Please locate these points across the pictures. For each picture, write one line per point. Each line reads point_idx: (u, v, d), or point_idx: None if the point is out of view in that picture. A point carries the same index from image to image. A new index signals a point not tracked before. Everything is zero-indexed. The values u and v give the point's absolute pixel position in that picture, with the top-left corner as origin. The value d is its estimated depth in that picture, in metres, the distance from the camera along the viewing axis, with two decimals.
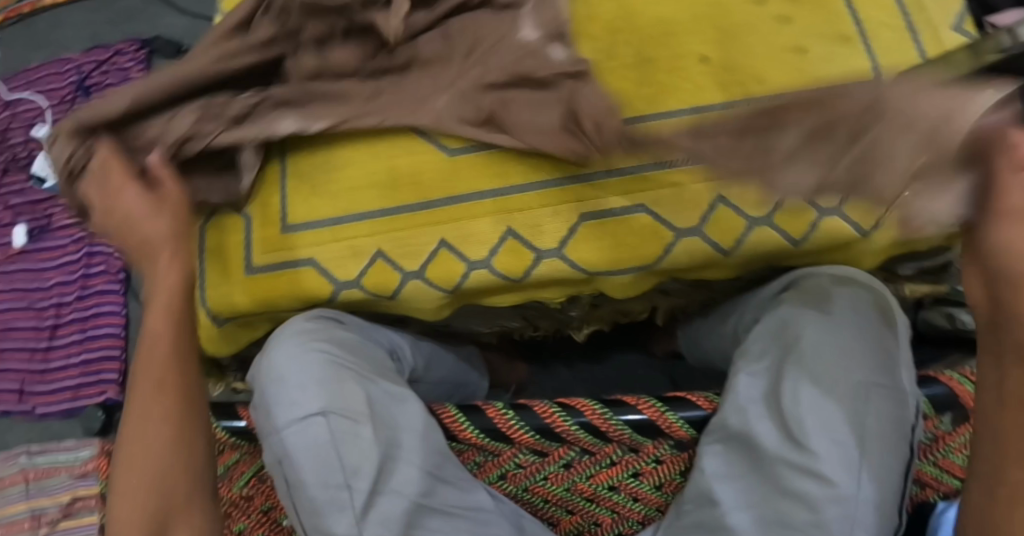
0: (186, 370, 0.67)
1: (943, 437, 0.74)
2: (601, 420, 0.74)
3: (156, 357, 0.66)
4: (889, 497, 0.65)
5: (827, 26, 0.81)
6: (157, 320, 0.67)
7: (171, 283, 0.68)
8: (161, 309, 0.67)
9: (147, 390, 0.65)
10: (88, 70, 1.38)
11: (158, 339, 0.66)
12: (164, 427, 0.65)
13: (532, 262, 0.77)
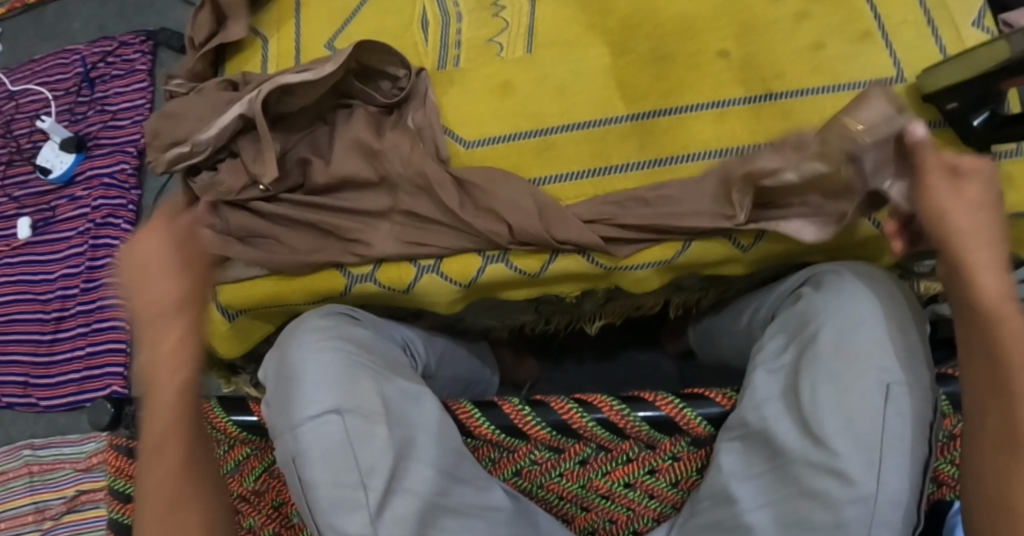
0: (197, 459, 0.64)
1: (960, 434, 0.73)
2: (619, 416, 0.74)
3: (166, 387, 0.62)
4: (910, 496, 0.65)
5: (848, 22, 0.80)
6: (164, 383, 0.62)
7: (177, 374, 0.62)
8: (164, 396, 0.62)
9: (159, 496, 0.62)
10: (93, 62, 1.37)
11: (161, 417, 0.63)
12: (178, 517, 0.62)
13: (549, 257, 0.77)
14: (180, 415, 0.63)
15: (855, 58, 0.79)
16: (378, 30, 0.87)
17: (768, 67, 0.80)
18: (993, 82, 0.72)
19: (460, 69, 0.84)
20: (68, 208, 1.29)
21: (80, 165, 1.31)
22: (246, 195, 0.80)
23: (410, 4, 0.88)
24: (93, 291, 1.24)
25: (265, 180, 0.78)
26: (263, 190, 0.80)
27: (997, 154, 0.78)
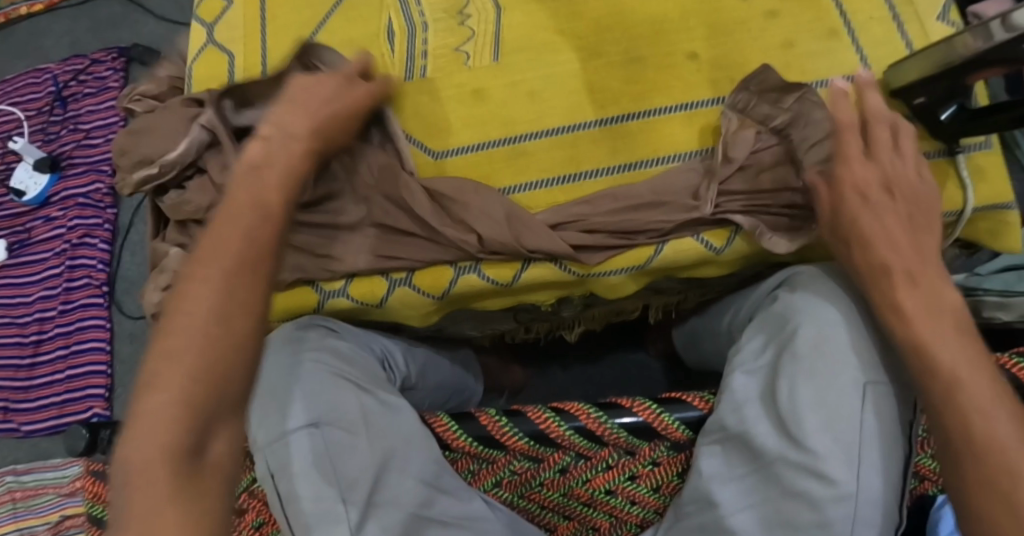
0: (260, 296, 0.57)
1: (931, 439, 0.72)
2: (596, 423, 0.74)
3: (252, 228, 0.60)
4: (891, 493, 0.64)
5: (815, 20, 0.81)
6: (250, 230, 0.59)
7: (274, 201, 0.62)
8: (248, 209, 0.60)
9: (197, 326, 0.55)
10: (65, 80, 1.35)
11: (242, 229, 0.59)
12: (227, 346, 0.55)
13: (521, 266, 0.76)
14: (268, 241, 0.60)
15: (822, 55, 0.80)
16: (346, 42, 0.86)
17: (740, 66, 0.80)
18: (961, 76, 0.71)
19: (427, 79, 0.83)
20: (45, 229, 1.29)
21: (54, 186, 1.30)
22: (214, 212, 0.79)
23: (377, 15, 0.86)
24: (70, 313, 1.24)
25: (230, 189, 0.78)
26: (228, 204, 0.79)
27: (967, 147, 0.78)
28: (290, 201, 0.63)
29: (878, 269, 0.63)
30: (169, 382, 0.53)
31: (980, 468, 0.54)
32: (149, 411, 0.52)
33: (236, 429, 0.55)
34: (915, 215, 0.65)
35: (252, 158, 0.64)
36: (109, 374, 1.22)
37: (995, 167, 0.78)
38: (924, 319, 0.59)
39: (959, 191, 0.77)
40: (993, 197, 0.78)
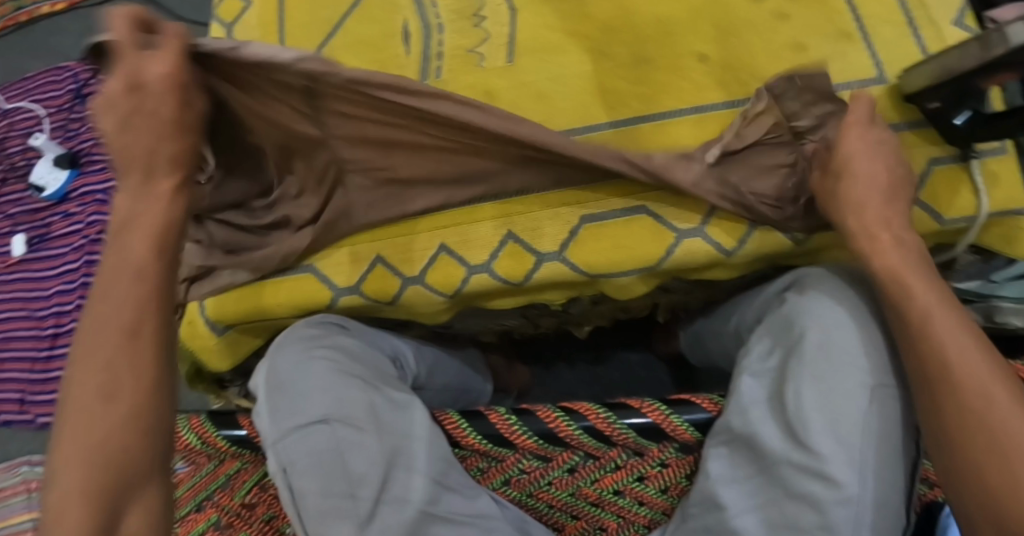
0: (140, 360, 0.61)
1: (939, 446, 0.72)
2: (605, 423, 0.73)
3: (125, 275, 0.63)
4: (897, 497, 0.64)
5: (828, 23, 0.81)
6: (121, 282, 0.63)
7: (148, 256, 0.64)
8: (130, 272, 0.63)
9: (88, 412, 0.60)
10: (86, 78, 1.37)
11: (124, 295, 0.62)
12: (116, 420, 0.60)
13: (533, 266, 0.77)
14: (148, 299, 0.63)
15: (833, 60, 0.80)
16: (358, 42, 0.87)
17: (747, 71, 0.80)
18: (973, 81, 0.71)
19: (441, 80, 0.84)
20: (63, 224, 1.30)
21: (73, 182, 1.31)
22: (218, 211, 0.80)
23: (391, 15, 0.87)
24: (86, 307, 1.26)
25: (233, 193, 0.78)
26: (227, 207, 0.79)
27: (981, 153, 0.78)
28: (169, 249, 0.65)
29: (879, 253, 0.65)
30: (68, 475, 0.58)
31: (957, 404, 0.59)
32: (57, 502, 0.57)
33: (150, 500, 0.60)
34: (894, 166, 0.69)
35: (119, 215, 0.64)
36: None
37: (1007, 171, 0.78)
38: (929, 303, 0.62)
39: (973, 197, 0.77)
40: (1006, 203, 0.77)
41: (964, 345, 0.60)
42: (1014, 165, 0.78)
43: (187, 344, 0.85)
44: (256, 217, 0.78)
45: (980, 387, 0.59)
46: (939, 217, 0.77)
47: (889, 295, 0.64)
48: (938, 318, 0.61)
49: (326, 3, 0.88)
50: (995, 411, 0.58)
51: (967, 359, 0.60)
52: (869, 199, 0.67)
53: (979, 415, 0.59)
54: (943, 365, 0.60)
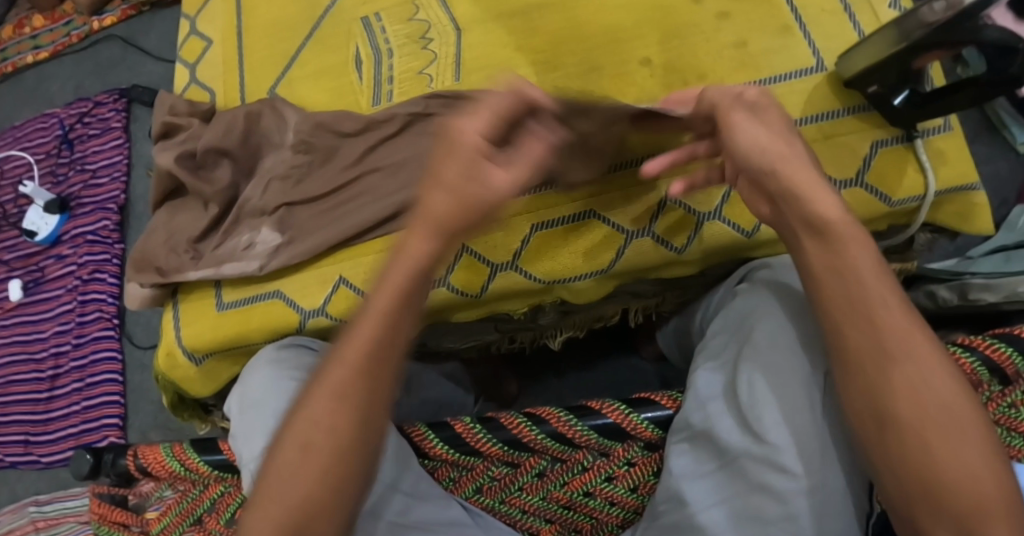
0: (392, 346, 0.61)
1: (995, 399, 0.71)
2: (567, 426, 0.75)
3: (384, 301, 0.61)
4: (843, 486, 0.63)
5: (768, 18, 0.82)
6: (364, 337, 0.61)
7: (390, 311, 0.61)
8: (356, 360, 0.60)
9: (331, 389, 0.60)
10: (70, 124, 1.40)
11: (342, 381, 0.60)
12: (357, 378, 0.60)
13: (488, 276, 0.78)
14: (369, 363, 0.60)
15: (780, 52, 0.81)
16: (318, 71, 0.89)
17: (691, 68, 0.82)
18: (908, 59, 0.72)
19: (393, 103, 0.86)
20: (56, 266, 1.33)
21: (65, 225, 1.34)
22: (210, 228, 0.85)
23: (345, 43, 0.90)
24: (83, 346, 1.29)
25: (220, 192, 0.84)
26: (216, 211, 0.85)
27: (926, 132, 0.78)
28: (417, 291, 0.62)
29: (840, 233, 0.59)
30: (328, 393, 0.60)
31: (911, 374, 0.56)
32: (313, 414, 0.60)
33: (336, 421, 0.60)
34: (771, 123, 0.63)
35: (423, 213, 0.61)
36: (121, 404, 1.27)
37: (953, 149, 0.78)
38: (869, 267, 0.59)
39: (920, 176, 0.77)
40: (954, 180, 0.77)
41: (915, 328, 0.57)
42: (958, 141, 0.78)
43: (169, 376, 0.89)
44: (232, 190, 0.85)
45: (925, 360, 0.56)
46: (888, 199, 0.77)
47: (823, 236, 0.60)
48: (890, 300, 0.58)
49: (285, 35, 0.92)
50: (920, 363, 0.56)
51: (908, 330, 0.57)
52: (811, 171, 0.61)
53: (914, 371, 0.56)
54: (897, 345, 0.57)
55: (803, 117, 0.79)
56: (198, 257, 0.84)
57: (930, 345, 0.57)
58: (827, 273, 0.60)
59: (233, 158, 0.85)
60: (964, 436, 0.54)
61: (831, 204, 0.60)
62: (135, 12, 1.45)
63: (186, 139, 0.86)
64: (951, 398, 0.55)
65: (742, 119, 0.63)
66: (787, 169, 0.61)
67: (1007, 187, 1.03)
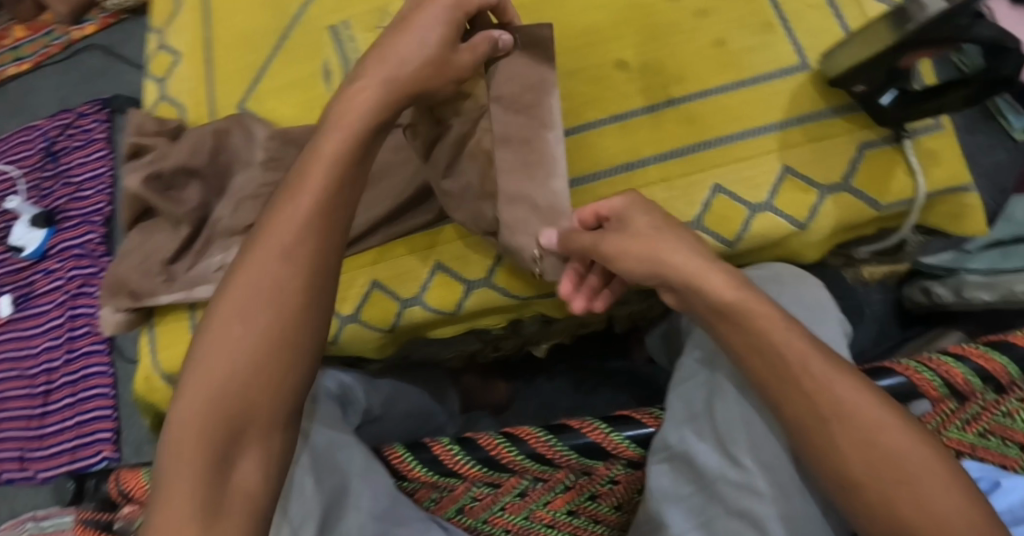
0: (342, 179, 0.63)
1: (989, 407, 0.68)
2: (546, 447, 0.72)
3: (335, 135, 0.63)
4: (818, 510, 0.61)
5: (748, 15, 0.79)
6: (312, 172, 0.63)
7: (339, 149, 0.63)
8: (303, 218, 0.62)
9: (283, 231, 0.62)
10: (54, 136, 1.39)
11: (295, 222, 0.62)
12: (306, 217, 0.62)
13: (462, 294, 0.77)
14: (321, 201, 0.62)
15: (762, 50, 0.78)
16: (286, 84, 0.88)
17: (672, 70, 0.79)
18: (895, 59, 0.68)
19: None
20: (45, 281, 1.32)
21: (51, 239, 1.33)
22: (182, 249, 0.83)
23: (314, 54, 0.88)
24: (75, 362, 1.28)
25: (190, 213, 0.83)
26: (188, 231, 0.83)
27: (915, 131, 0.75)
28: (375, 129, 0.64)
29: (739, 309, 0.62)
30: (281, 238, 0.61)
31: (852, 431, 0.58)
32: (261, 262, 0.61)
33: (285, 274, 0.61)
34: (656, 242, 0.65)
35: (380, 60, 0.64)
36: (115, 418, 1.26)
37: (945, 149, 0.75)
38: (782, 333, 0.61)
39: (909, 179, 0.74)
40: (946, 182, 0.74)
41: (838, 384, 0.59)
42: (950, 140, 0.75)
43: (149, 399, 0.87)
44: (203, 210, 0.83)
45: (864, 415, 0.58)
46: (875, 204, 0.74)
47: (731, 321, 0.62)
48: (817, 368, 0.60)
49: (253, 47, 0.90)
50: (859, 417, 0.58)
51: (839, 385, 0.59)
52: (697, 258, 0.64)
53: (859, 428, 0.58)
54: (826, 405, 0.59)
55: (788, 120, 0.76)
56: (170, 280, 0.82)
57: (862, 394, 0.59)
58: (749, 351, 0.62)
59: (204, 177, 0.83)
60: (923, 481, 0.56)
61: (724, 283, 0.63)
62: (115, 21, 1.44)
63: (154, 158, 0.83)
64: (900, 444, 0.57)
65: (613, 244, 0.66)
66: (677, 267, 0.64)
67: (1004, 176, 1.01)
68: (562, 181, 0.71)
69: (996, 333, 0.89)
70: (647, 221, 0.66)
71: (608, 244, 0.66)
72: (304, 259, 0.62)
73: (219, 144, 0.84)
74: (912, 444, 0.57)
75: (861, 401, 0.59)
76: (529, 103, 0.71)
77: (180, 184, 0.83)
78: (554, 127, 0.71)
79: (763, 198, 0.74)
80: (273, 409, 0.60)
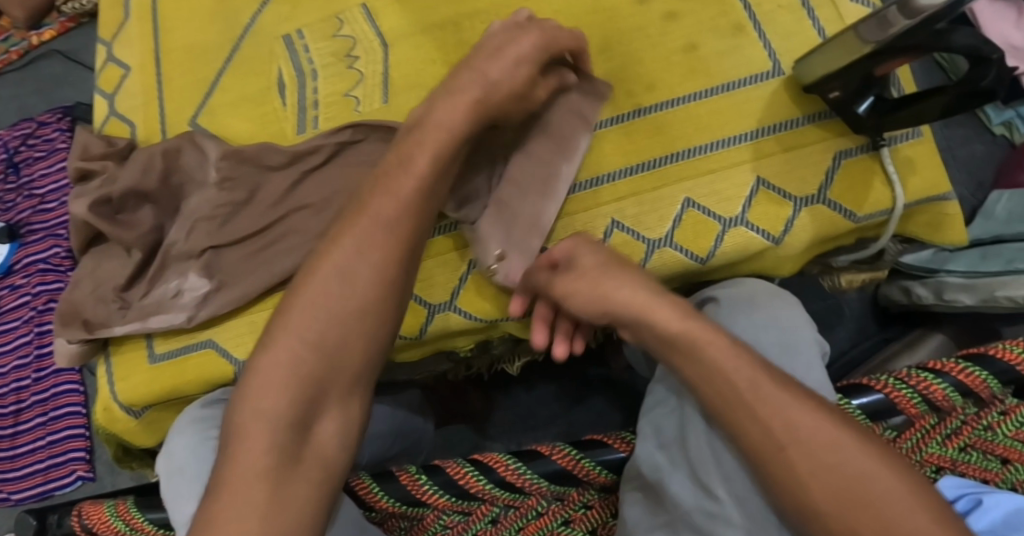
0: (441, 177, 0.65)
1: (969, 422, 0.63)
2: (515, 475, 0.70)
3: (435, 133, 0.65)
4: None
5: (716, 17, 0.76)
6: (411, 161, 0.64)
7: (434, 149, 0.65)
8: (407, 198, 0.63)
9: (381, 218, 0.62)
10: (14, 146, 1.35)
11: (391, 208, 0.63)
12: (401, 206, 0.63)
13: (426, 318, 0.74)
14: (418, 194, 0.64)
15: (731, 54, 0.75)
16: (239, 98, 0.84)
17: (639, 78, 0.76)
18: (871, 66, 0.65)
19: (320, 130, 0.81)
20: (10, 298, 1.28)
21: (16, 253, 1.29)
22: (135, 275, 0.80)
23: (268, 67, 0.84)
24: (44, 380, 1.25)
25: (142, 236, 0.79)
26: (141, 256, 0.79)
27: (893, 139, 0.72)
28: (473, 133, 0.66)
29: (683, 339, 0.59)
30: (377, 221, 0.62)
31: (811, 458, 0.54)
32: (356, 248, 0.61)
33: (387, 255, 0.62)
34: (608, 272, 0.64)
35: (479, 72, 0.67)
36: (87, 436, 1.24)
37: (924, 156, 0.72)
38: (728, 358, 0.58)
39: (887, 189, 0.71)
40: (925, 191, 0.71)
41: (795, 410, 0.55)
42: (929, 147, 0.72)
43: (110, 429, 0.84)
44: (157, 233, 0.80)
45: (821, 440, 0.54)
46: (852, 215, 0.71)
47: (683, 351, 0.59)
48: (769, 386, 0.56)
49: (204, 60, 0.86)
50: (817, 442, 0.54)
51: (794, 411, 0.55)
52: (642, 292, 0.62)
53: (817, 454, 0.54)
54: (782, 433, 0.55)
55: (761, 128, 0.73)
56: (125, 308, 0.79)
57: (819, 417, 0.55)
58: (700, 381, 0.58)
59: (156, 199, 0.80)
60: (890, 510, 0.52)
61: (671, 317, 0.60)
62: (73, 24, 1.40)
63: (104, 180, 0.80)
64: (863, 467, 0.53)
65: (565, 283, 0.65)
66: (621, 302, 0.62)
67: (984, 169, 0.98)
68: (552, 210, 0.72)
69: (982, 344, 0.86)
70: (596, 255, 0.66)
71: (558, 282, 0.66)
72: (403, 235, 0.63)
73: (170, 164, 0.81)
74: (877, 467, 0.54)
75: (815, 423, 0.55)
76: (564, 134, 0.73)
77: (131, 206, 0.80)
78: (571, 162, 0.73)
79: (736, 212, 0.71)
80: (354, 377, 0.60)
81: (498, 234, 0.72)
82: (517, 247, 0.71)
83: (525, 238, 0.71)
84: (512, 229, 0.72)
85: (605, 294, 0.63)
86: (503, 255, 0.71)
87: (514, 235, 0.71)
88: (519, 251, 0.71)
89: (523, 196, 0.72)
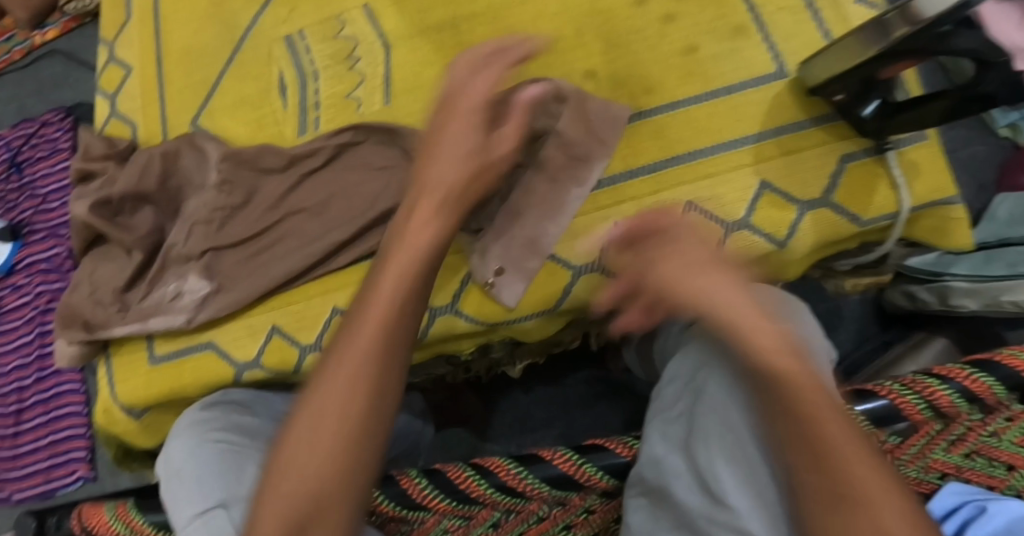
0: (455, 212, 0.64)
1: (976, 429, 0.61)
2: (516, 479, 0.69)
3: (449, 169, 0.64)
4: None
5: (718, 19, 0.75)
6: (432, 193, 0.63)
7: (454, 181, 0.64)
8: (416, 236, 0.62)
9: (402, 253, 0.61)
10: (17, 146, 1.35)
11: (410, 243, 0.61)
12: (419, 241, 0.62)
13: (427, 321, 0.73)
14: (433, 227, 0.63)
15: (732, 57, 0.74)
16: (239, 99, 0.84)
17: (640, 80, 0.75)
18: (874, 70, 0.65)
19: (320, 131, 0.81)
20: (12, 297, 1.28)
21: (17, 253, 1.29)
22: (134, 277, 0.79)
23: (267, 68, 0.84)
24: (45, 380, 1.25)
25: (142, 238, 0.79)
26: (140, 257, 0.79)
27: (899, 142, 0.71)
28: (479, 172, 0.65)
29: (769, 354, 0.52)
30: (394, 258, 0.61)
31: (864, 515, 0.48)
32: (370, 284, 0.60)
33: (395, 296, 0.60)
34: (712, 252, 0.55)
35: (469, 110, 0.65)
36: (88, 436, 1.23)
37: (929, 160, 0.71)
38: (812, 388, 0.51)
39: (892, 193, 0.71)
40: (929, 195, 0.71)
41: (860, 461, 0.49)
42: (933, 151, 0.72)
43: (110, 431, 0.84)
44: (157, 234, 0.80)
45: (881, 501, 0.48)
46: (857, 219, 0.71)
47: (763, 366, 0.52)
48: (848, 442, 0.50)
49: (203, 61, 0.86)
50: (875, 500, 0.49)
51: (858, 461, 0.50)
52: (731, 279, 0.54)
53: (872, 513, 0.48)
54: (842, 483, 0.49)
55: (763, 132, 0.72)
56: (124, 310, 0.79)
57: (883, 474, 0.49)
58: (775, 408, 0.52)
59: (156, 200, 0.80)
60: None
61: (774, 342, 0.52)
62: (76, 24, 1.40)
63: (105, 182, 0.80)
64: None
65: (672, 260, 0.55)
66: (712, 291, 0.53)
67: (984, 171, 0.98)
68: (556, 229, 0.72)
69: (987, 350, 0.84)
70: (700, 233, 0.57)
71: (664, 261, 0.55)
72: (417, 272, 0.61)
73: (170, 165, 0.80)
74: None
75: (879, 480, 0.49)
76: (580, 154, 0.72)
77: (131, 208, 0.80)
78: (584, 186, 0.72)
79: (739, 216, 0.71)
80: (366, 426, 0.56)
81: (498, 244, 0.72)
82: (517, 262, 0.72)
83: (524, 251, 0.71)
84: (512, 243, 0.72)
85: (695, 278, 0.53)
86: (503, 267, 0.72)
87: (514, 248, 0.72)
88: (518, 265, 0.71)
89: (527, 209, 0.72)
